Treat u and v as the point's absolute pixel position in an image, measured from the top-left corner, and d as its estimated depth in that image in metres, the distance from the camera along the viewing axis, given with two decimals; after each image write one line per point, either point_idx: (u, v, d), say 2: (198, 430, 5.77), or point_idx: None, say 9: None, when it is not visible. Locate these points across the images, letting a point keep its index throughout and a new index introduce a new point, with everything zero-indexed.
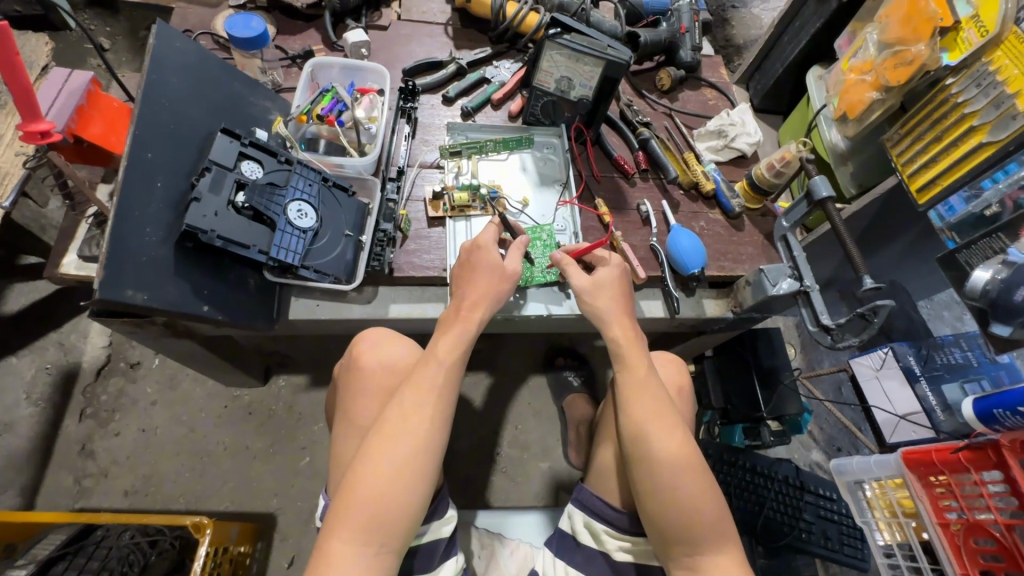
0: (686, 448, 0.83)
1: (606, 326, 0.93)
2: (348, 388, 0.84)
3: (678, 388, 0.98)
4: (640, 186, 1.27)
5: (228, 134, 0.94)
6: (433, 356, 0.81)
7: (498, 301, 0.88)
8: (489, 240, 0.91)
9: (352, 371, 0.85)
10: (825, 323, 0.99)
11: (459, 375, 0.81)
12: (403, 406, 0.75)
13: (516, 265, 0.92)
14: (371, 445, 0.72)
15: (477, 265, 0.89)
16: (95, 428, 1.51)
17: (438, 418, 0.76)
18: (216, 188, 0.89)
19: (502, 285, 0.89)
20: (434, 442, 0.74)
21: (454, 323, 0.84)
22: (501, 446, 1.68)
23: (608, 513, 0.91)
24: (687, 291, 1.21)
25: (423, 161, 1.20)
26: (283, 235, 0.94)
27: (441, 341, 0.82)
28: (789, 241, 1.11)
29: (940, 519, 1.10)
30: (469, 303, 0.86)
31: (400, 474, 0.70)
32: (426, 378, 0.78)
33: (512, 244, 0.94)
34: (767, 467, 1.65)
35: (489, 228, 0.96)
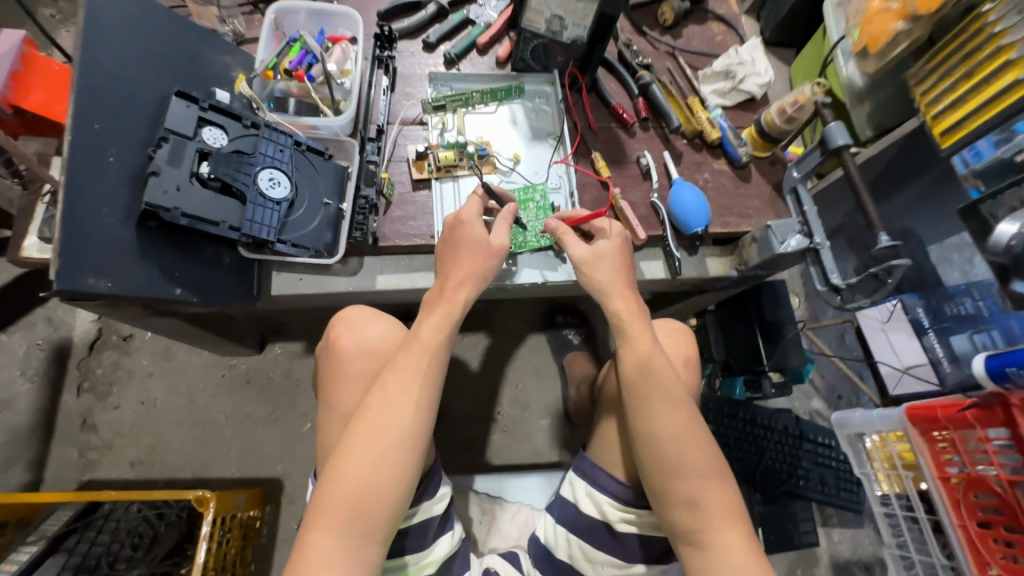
0: (692, 422, 0.82)
1: (608, 300, 0.89)
2: (328, 374, 0.81)
3: (684, 359, 0.95)
4: (641, 136, 1.18)
5: (184, 97, 0.86)
6: (417, 340, 0.77)
7: (485, 279, 0.84)
8: (473, 213, 0.86)
9: (330, 356, 0.82)
10: (835, 283, 0.94)
11: (445, 359, 0.78)
12: (385, 394, 0.73)
13: (504, 239, 0.87)
14: (354, 436, 0.70)
15: (461, 241, 0.84)
16: (94, 402, 1.51)
17: (422, 405, 0.74)
18: (175, 159, 0.81)
19: (489, 262, 0.84)
20: (419, 429, 0.72)
21: (438, 304, 0.81)
22: (501, 405, 1.68)
23: (612, 486, 0.90)
24: (690, 250, 1.15)
25: (404, 117, 1.11)
26: (256, 209, 0.87)
27: (425, 324, 0.79)
28: (799, 194, 1.04)
29: (940, 474, 1.10)
30: (452, 282, 0.82)
31: (383, 464, 0.69)
32: (409, 363, 0.75)
33: (500, 215, 0.89)
34: (766, 419, 1.68)
35: (474, 199, 0.90)
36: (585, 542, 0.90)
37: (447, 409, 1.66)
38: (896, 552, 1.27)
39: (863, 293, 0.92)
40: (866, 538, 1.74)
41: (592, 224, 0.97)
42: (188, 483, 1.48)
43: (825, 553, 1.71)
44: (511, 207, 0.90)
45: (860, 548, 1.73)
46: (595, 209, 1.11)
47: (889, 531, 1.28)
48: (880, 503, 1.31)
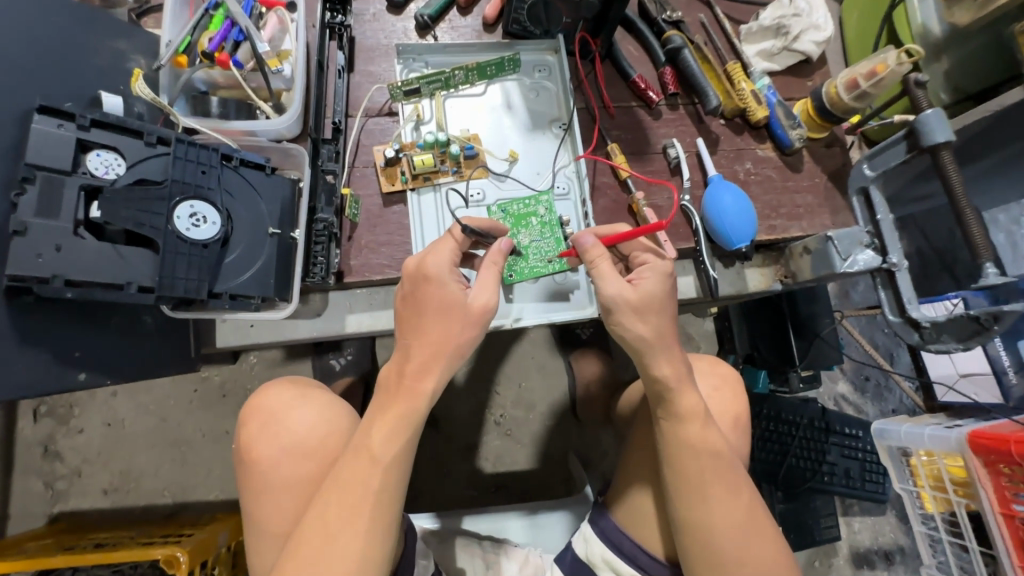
0: (754, 511, 0.68)
1: (649, 360, 0.70)
2: (249, 488, 0.72)
3: (733, 419, 0.81)
4: (667, 118, 0.95)
5: (51, 113, 0.62)
6: (365, 448, 0.62)
7: (459, 353, 0.67)
8: (439, 268, 0.68)
9: (247, 469, 0.72)
10: (916, 317, 0.77)
11: (405, 468, 0.63)
12: (325, 520, 0.60)
13: (491, 297, 0.69)
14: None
15: (425, 305, 0.67)
16: (55, 426, 1.36)
17: (373, 530, 0.61)
18: (51, 209, 0.61)
19: (466, 333, 0.67)
20: (369, 560, 0.60)
21: (396, 399, 0.64)
22: (504, 408, 1.47)
23: (640, 560, 0.75)
24: (728, 262, 0.95)
25: (370, 107, 0.87)
26: (177, 261, 0.67)
27: (375, 427, 0.63)
28: (870, 196, 0.82)
29: (1003, 510, 0.98)
30: (415, 366, 0.65)
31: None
32: (354, 479, 0.61)
33: (484, 262, 0.71)
34: (792, 413, 1.48)
35: (444, 245, 0.71)
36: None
37: (442, 415, 1.44)
38: (935, 573, 1.17)
39: (951, 335, 0.76)
40: (888, 526, 1.61)
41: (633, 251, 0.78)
42: (170, 509, 1.35)
43: (845, 543, 1.59)
44: (501, 245, 0.73)
45: (881, 536, 1.60)
46: (610, 218, 0.89)
47: (928, 550, 1.20)
48: (921, 521, 1.20)
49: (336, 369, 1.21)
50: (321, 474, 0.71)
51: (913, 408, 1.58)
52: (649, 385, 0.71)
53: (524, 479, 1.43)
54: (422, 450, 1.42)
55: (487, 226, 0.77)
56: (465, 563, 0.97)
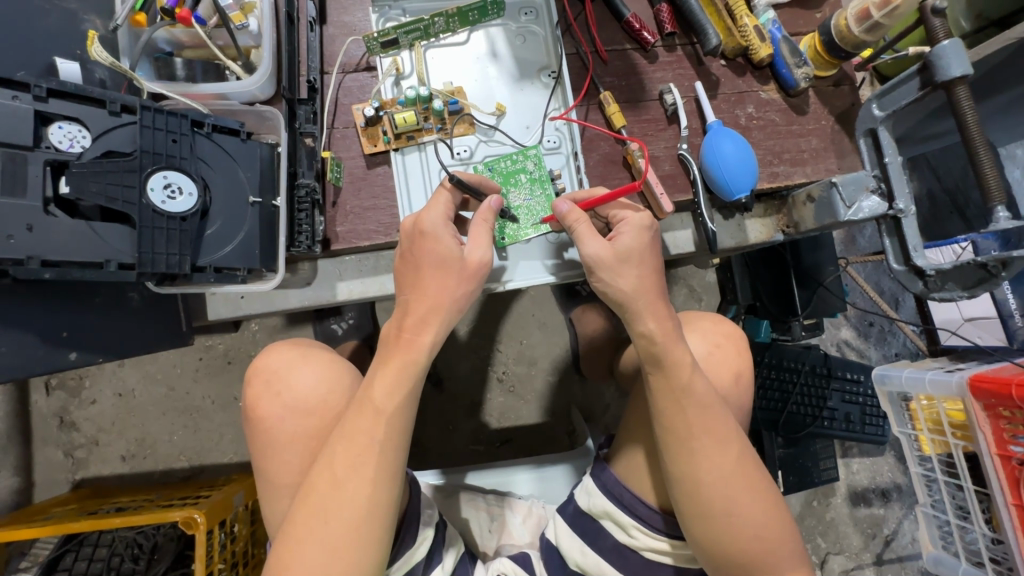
0: (743, 461, 0.69)
1: (635, 318, 0.70)
2: (256, 444, 0.72)
3: (734, 372, 0.81)
4: (664, 61, 0.89)
5: (4, 83, 0.59)
6: (366, 402, 0.62)
7: (455, 308, 0.67)
8: (436, 223, 0.66)
9: (253, 427, 0.72)
10: (922, 266, 0.74)
11: (408, 420, 0.63)
12: (332, 471, 0.61)
13: (485, 253, 0.68)
14: (297, 524, 0.60)
15: (421, 261, 0.66)
16: (67, 399, 1.39)
17: (380, 478, 0.61)
18: (16, 186, 0.59)
19: (462, 287, 0.66)
20: (376, 509, 0.60)
21: (394, 352, 0.64)
22: (507, 364, 1.48)
23: (640, 509, 0.76)
24: (727, 213, 0.91)
25: (347, 62, 0.82)
26: (155, 234, 0.65)
27: (377, 382, 0.63)
28: (878, 137, 0.77)
29: (1000, 451, 0.98)
30: (412, 321, 0.65)
31: (332, 558, 0.58)
32: (357, 432, 0.61)
33: (477, 219, 0.70)
34: (793, 360, 1.47)
35: (438, 200, 0.70)
36: (604, 562, 0.78)
37: (445, 374, 1.46)
38: (930, 511, 1.20)
39: (956, 283, 0.74)
40: (886, 466, 1.65)
41: (611, 210, 0.76)
42: (185, 472, 1.40)
43: (844, 483, 1.63)
44: (490, 203, 0.71)
45: (878, 475, 1.65)
46: (603, 171, 0.86)
47: (923, 489, 1.21)
48: (919, 463, 1.21)
49: (338, 334, 1.22)
50: (326, 428, 0.71)
51: (916, 350, 1.58)
52: (638, 342, 0.71)
53: (526, 432, 1.46)
54: (426, 408, 1.45)
55: (480, 181, 0.75)
56: (470, 515, 0.98)
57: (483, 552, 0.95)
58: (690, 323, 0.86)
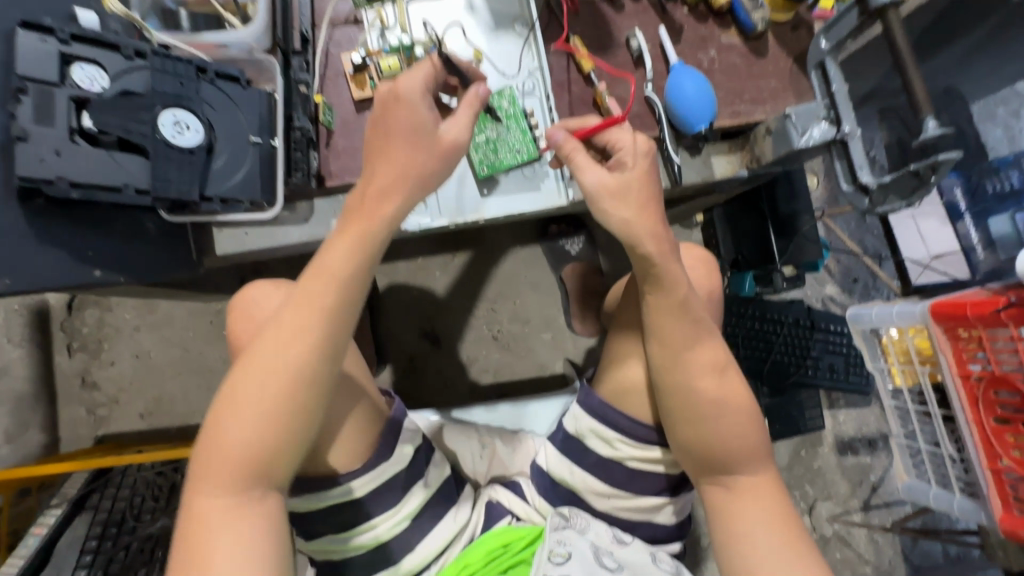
0: (728, 373, 0.75)
1: (636, 243, 0.73)
2: (247, 326, 0.77)
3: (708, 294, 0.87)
4: (630, 10, 0.96)
5: (33, 28, 0.67)
6: (321, 267, 0.63)
7: (416, 179, 0.66)
8: (412, 90, 0.66)
9: (251, 309, 0.77)
10: (865, 183, 0.80)
11: (360, 288, 0.64)
12: (276, 328, 0.62)
13: (460, 134, 0.70)
14: (240, 379, 0.61)
15: (391, 131, 0.66)
16: (88, 360, 1.49)
17: (321, 342, 0.62)
18: (46, 116, 0.67)
19: (429, 160, 0.67)
20: (312, 372, 0.61)
21: (357, 217, 0.65)
22: (501, 321, 1.55)
23: (624, 424, 0.82)
24: (694, 151, 0.98)
25: (334, 17, 0.89)
26: (166, 164, 0.73)
27: (336, 247, 0.64)
28: (825, 69, 0.83)
29: (961, 371, 1.05)
30: (376, 189, 0.65)
31: (265, 409, 0.60)
32: (310, 292, 0.62)
33: (461, 103, 0.71)
34: (775, 313, 1.51)
35: (422, 71, 0.70)
36: (592, 477, 0.84)
37: (442, 331, 1.54)
38: (903, 441, 1.28)
39: (896, 195, 0.80)
40: (872, 416, 1.70)
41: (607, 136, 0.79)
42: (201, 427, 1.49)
43: (830, 433, 1.68)
44: (478, 90, 0.71)
45: (865, 425, 1.69)
46: (576, 113, 0.92)
47: (897, 422, 1.28)
48: (891, 397, 1.28)
49: None
50: None
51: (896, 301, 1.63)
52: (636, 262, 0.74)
53: (521, 386, 1.54)
54: (424, 365, 1.52)
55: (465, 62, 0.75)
56: (462, 446, 1.03)
57: (473, 479, 1.02)
58: None
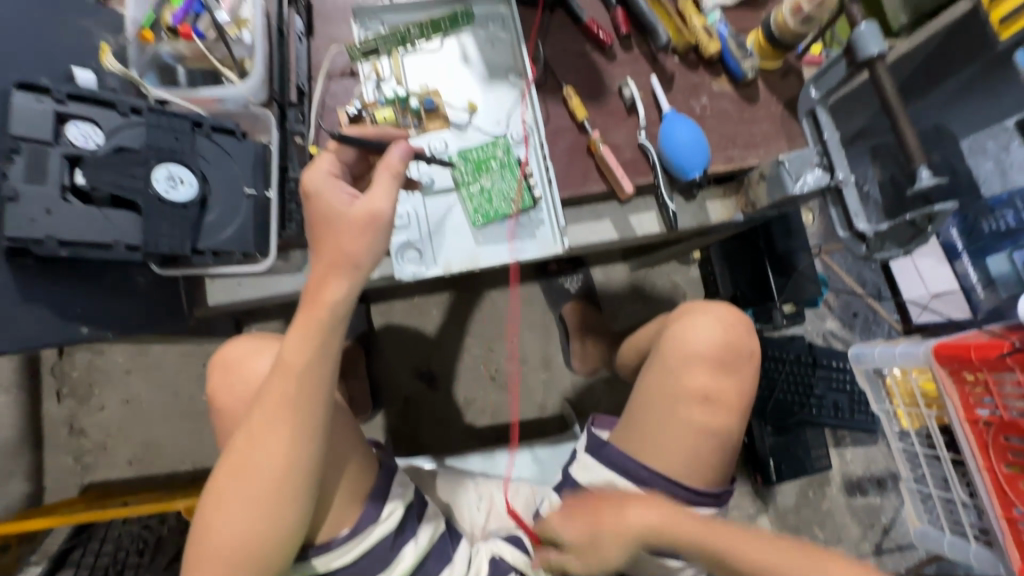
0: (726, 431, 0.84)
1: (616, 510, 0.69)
2: (228, 397, 0.75)
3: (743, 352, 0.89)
4: (622, 60, 0.97)
5: (29, 89, 0.67)
6: (281, 364, 0.60)
7: (361, 265, 0.61)
8: (318, 181, 0.63)
9: (230, 380, 0.75)
10: (862, 230, 0.80)
11: (323, 379, 0.60)
12: (248, 432, 0.59)
13: (385, 205, 0.61)
14: (220, 484, 0.60)
15: (319, 222, 0.62)
16: (77, 405, 1.45)
17: (296, 438, 0.60)
18: (38, 175, 0.67)
19: (362, 242, 0.60)
20: (293, 469, 0.60)
21: (304, 310, 0.60)
22: (499, 361, 1.53)
23: (641, 475, 0.81)
24: (689, 196, 0.98)
25: (330, 69, 0.90)
26: (158, 219, 0.72)
27: (289, 344, 0.60)
28: (817, 117, 0.86)
29: (969, 416, 1.02)
30: (315, 279, 0.61)
31: (250, 509, 0.59)
32: (273, 394, 0.59)
33: (376, 167, 0.62)
34: (777, 349, 1.49)
35: (324, 157, 0.66)
36: None
37: (439, 372, 1.51)
38: (914, 485, 1.24)
39: (893, 242, 0.80)
40: (880, 454, 1.65)
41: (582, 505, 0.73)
42: (190, 474, 1.45)
43: (838, 473, 1.64)
44: (394, 151, 0.62)
45: (873, 464, 1.65)
46: (570, 160, 0.93)
47: (907, 465, 1.25)
48: (898, 438, 1.25)
49: None
50: None
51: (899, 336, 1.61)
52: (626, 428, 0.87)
53: (520, 427, 1.50)
54: (421, 407, 1.49)
55: (371, 133, 0.67)
56: (456, 495, 0.99)
57: (468, 531, 0.96)
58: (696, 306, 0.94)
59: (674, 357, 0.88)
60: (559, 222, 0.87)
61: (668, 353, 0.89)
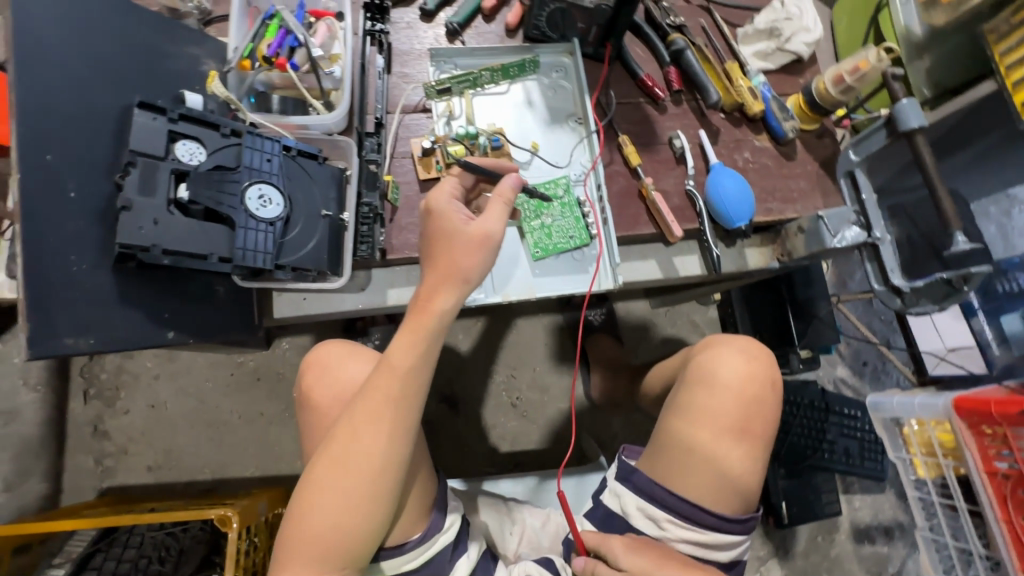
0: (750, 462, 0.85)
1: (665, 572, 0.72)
2: (314, 401, 0.82)
3: (768, 383, 0.89)
4: (672, 113, 1.04)
5: (148, 108, 0.74)
6: (387, 363, 0.69)
7: (466, 280, 0.71)
8: (442, 201, 0.73)
9: (314, 385, 0.82)
10: (899, 286, 0.86)
11: (422, 378, 0.69)
12: (352, 424, 0.67)
13: (494, 226, 0.72)
14: (320, 471, 0.66)
15: (433, 238, 0.72)
16: (102, 407, 1.46)
17: (395, 433, 0.67)
18: (148, 187, 0.72)
19: (470, 259, 0.71)
20: (390, 462, 0.67)
21: (412, 316, 0.71)
22: (521, 388, 1.56)
23: (669, 500, 0.82)
24: (729, 243, 1.04)
25: (405, 104, 0.96)
26: (248, 234, 0.77)
27: (397, 346, 0.69)
28: (855, 178, 0.91)
29: (987, 468, 1.06)
30: (427, 289, 0.71)
31: (347, 496, 0.65)
32: (378, 390, 0.67)
33: (491, 195, 0.74)
34: (791, 393, 1.54)
35: (447, 182, 0.77)
36: None
37: (463, 396, 1.53)
38: (929, 534, 1.28)
39: (928, 299, 0.86)
40: (887, 504, 1.68)
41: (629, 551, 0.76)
42: (208, 484, 1.45)
43: (846, 519, 1.65)
44: (508, 183, 0.75)
45: (880, 513, 1.67)
46: (623, 202, 0.99)
47: (922, 513, 1.29)
48: (914, 487, 1.29)
49: None
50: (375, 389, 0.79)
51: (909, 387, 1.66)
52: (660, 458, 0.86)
53: (539, 456, 1.52)
54: (443, 429, 1.51)
55: (493, 164, 0.79)
56: (491, 518, 1.00)
57: (503, 554, 0.98)
58: (721, 339, 0.96)
59: (698, 388, 0.88)
60: (614, 261, 0.91)
61: (691, 382, 0.90)
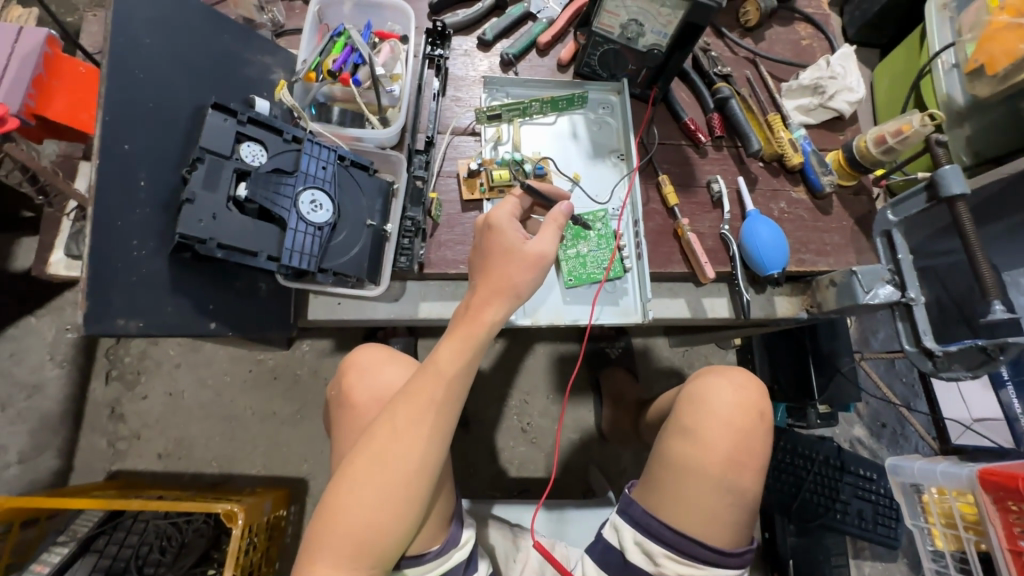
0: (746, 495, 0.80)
1: None
2: (350, 402, 0.83)
3: (759, 413, 0.86)
4: (713, 157, 1.06)
5: (220, 110, 0.79)
6: (433, 366, 0.70)
7: (518, 294, 0.73)
8: (503, 219, 0.75)
9: (353, 385, 0.84)
10: (930, 347, 0.85)
11: (465, 386, 0.71)
12: (393, 422, 0.68)
13: (548, 247, 0.75)
14: (357, 466, 0.67)
15: (488, 251, 0.75)
16: (122, 390, 1.48)
17: (433, 436, 0.68)
18: (211, 182, 0.76)
19: (525, 275, 0.73)
20: (426, 466, 0.67)
21: (460, 324, 0.72)
22: (533, 414, 1.55)
23: (667, 536, 0.77)
24: (759, 288, 1.05)
25: (456, 126, 0.99)
26: (296, 235, 0.79)
27: (443, 349, 0.71)
28: (892, 237, 0.91)
29: (1011, 546, 1.02)
30: (478, 299, 0.73)
31: (381, 495, 0.65)
32: (421, 391, 0.69)
33: (546, 218, 0.77)
34: (807, 447, 1.51)
35: (507, 201, 0.80)
36: None
37: (474, 416, 1.53)
38: None
39: (961, 364, 0.85)
40: (898, 574, 1.61)
41: None
42: (214, 478, 1.45)
43: None
44: (561, 208, 0.78)
45: None
46: (657, 240, 1.00)
47: None
48: (931, 558, 1.25)
49: None
50: None
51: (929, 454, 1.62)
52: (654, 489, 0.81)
53: (544, 484, 1.50)
54: (451, 446, 1.50)
55: (550, 191, 0.83)
56: (499, 542, 1.00)
57: None
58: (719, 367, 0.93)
59: (689, 417, 0.85)
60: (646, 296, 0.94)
61: (686, 410, 0.87)
